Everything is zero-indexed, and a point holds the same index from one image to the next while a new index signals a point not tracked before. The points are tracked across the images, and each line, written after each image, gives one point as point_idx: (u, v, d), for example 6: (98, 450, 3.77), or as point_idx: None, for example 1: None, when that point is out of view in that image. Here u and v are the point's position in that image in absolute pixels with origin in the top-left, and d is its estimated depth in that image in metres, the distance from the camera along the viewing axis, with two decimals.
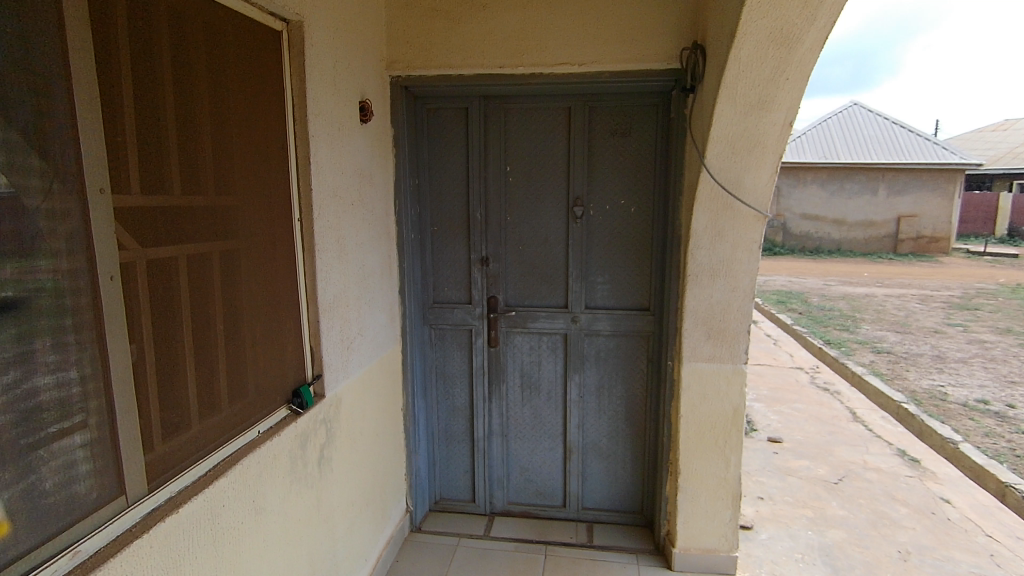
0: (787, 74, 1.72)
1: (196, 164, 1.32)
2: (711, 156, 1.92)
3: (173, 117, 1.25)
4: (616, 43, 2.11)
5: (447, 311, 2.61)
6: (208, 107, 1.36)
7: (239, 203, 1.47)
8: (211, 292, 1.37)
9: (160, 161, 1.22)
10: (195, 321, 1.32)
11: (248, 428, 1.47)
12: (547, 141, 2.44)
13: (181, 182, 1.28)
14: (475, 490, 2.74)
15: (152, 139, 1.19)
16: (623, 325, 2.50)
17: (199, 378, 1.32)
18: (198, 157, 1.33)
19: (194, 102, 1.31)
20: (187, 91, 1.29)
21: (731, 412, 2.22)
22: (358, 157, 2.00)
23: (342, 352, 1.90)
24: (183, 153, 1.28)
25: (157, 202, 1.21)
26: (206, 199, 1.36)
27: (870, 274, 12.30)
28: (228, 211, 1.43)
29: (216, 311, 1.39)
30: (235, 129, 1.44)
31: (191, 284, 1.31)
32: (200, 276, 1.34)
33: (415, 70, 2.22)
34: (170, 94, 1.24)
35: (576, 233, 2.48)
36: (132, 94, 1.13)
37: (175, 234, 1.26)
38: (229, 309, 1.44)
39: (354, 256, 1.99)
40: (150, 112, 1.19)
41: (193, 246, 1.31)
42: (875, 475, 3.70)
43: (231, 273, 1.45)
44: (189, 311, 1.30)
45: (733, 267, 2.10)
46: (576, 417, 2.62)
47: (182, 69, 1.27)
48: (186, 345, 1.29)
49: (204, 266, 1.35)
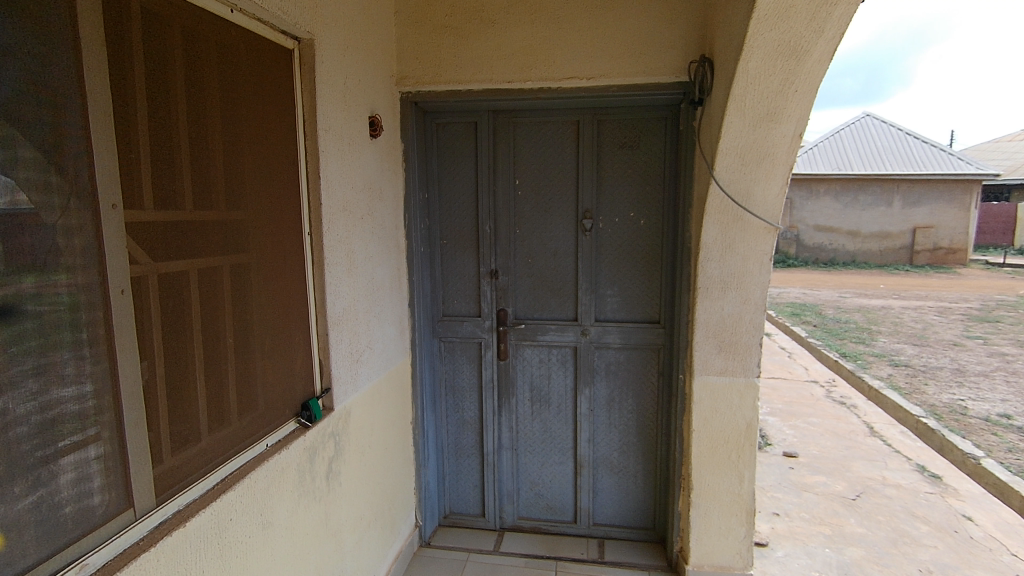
0: (796, 86, 1.72)
1: (207, 180, 1.34)
2: (719, 168, 1.92)
3: (185, 133, 1.27)
4: (623, 58, 2.12)
5: (456, 324, 2.61)
6: (220, 123, 1.38)
7: (249, 218, 1.49)
8: (221, 305, 1.39)
9: (172, 177, 1.24)
10: (205, 335, 1.33)
11: (256, 442, 1.48)
12: (556, 154, 2.45)
13: (193, 197, 1.30)
14: (484, 504, 2.71)
15: (165, 156, 1.22)
16: (633, 338, 2.48)
17: (208, 391, 1.33)
18: (209, 172, 1.35)
19: (207, 119, 1.34)
20: (199, 109, 1.31)
21: (744, 427, 2.19)
22: (369, 171, 2.02)
23: (350, 365, 1.90)
24: (194, 168, 1.30)
25: (169, 217, 1.23)
26: (217, 213, 1.38)
27: (887, 286, 12.13)
28: (238, 225, 1.45)
29: (226, 324, 1.41)
30: (247, 145, 1.47)
31: (201, 298, 1.32)
32: (210, 289, 1.35)
33: (424, 86, 2.25)
34: (183, 111, 1.26)
35: (585, 246, 2.47)
36: (146, 112, 1.16)
37: (187, 249, 1.28)
38: (239, 322, 1.45)
39: (364, 269, 2.00)
40: (163, 129, 1.21)
41: (204, 260, 1.33)
42: (894, 491, 3.61)
43: (241, 286, 1.46)
44: (199, 324, 1.31)
45: (744, 279, 2.08)
46: (586, 431, 2.59)
47: (194, 87, 1.30)
48: (196, 358, 1.30)
49: (214, 280, 1.37)
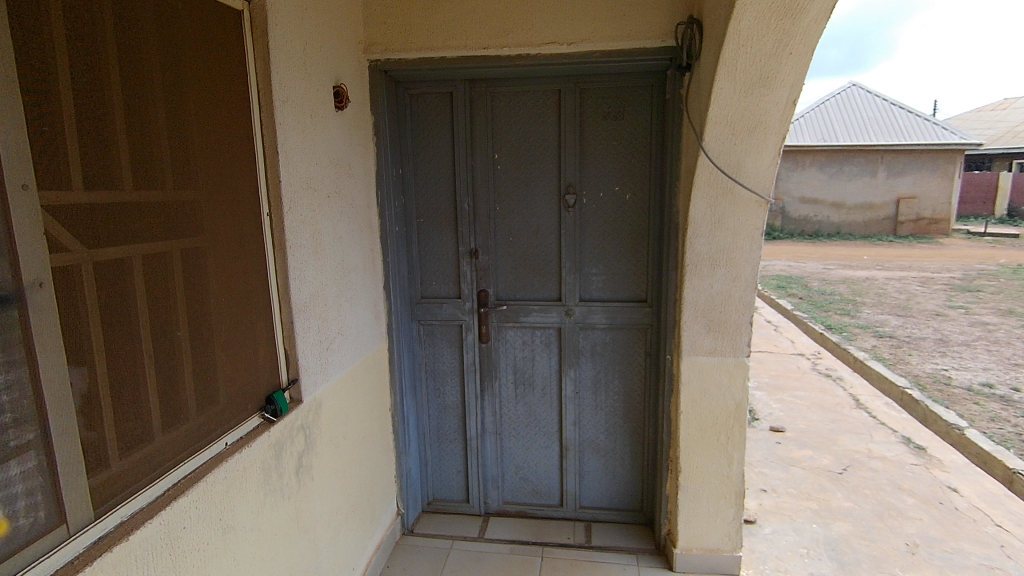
0: (790, 49, 1.60)
1: (148, 157, 1.21)
2: (709, 139, 1.81)
3: (120, 104, 1.13)
4: (606, 21, 1.98)
5: (435, 307, 2.50)
6: (162, 92, 1.24)
7: (199, 198, 1.35)
8: (169, 295, 1.26)
9: (106, 153, 1.10)
10: (153, 328, 1.21)
11: (214, 441, 1.37)
12: (537, 126, 2.32)
13: (132, 175, 1.17)
14: (468, 490, 2.65)
15: (96, 129, 1.08)
16: (619, 318, 2.39)
17: (159, 389, 1.22)
18: (151, 148, 1.21)
19: (145, 86, 1.20)
20: (135, 75, 1.17)
21: (734, 408, 2.13)
22: (335, 145, 1.88)
23: (320, 354, 1.79)
24: (133, 144, 1.16)
25: (103, 199, 1.09)
26: (162, 193, 1.24)
27: (871, 257, 12.18)
28: (187, 207, 1.32)
29: (176, 315, 1.28)
30: (194, 117, 1.33)
31: (146, 288, 1.20)
32: (157, 279, 1.23)
33: (394, 52, 2.09)
34: (116, 79, 1.12)
35: (568, 223, 2.36)
36: (68, 79, 1.02)
37: (126, 233, 1.15)
38: (192, 313, 1.33)
39: (332, 251, 1.87)
40: (92, 98, 1.07)
41: (147, 245, 1.20)
42: (880, 464, 3.62)
43: (193, 273, 1.34)
44: (147, 316, 1.19)
45: (734, 256, 1.99)
46: (572, 414, 2.52)
47: (128, 51, 1.15)
48: (142, 354, 1.18)
49: (160, 267, 1.24)
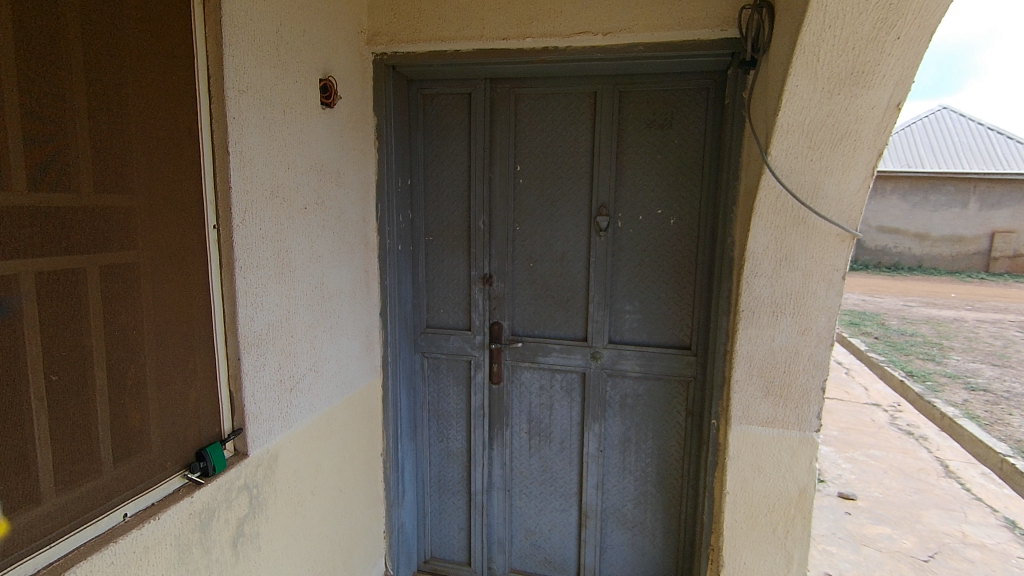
0: (898, 31, 1.14)
1: (56, 149, 0.95)
2: (775, 152, 1.39)
3: (12, 78, 0.87)
4: (653, 6, 1.62)
5: (442, 338, 2.19)
6: (80, 70, 0.98)
7: (123, 205, 1.08)
8: (67, 325, 0.99)
9: None
10: (38, 366, 0.94)
11: (107, 512, 1.08)
12: (567, 135, 1.97)
13: (28, 171, 0.90)
14: (470, 552, 2.29)
15: None
16: (655, 366, 1.99)
17: (37, 446, 0.94)
18: (58, 138, 0.95)
19: (56, 58, 0.94)
20: (37, 41, 0.91)
21: (796, 494, 1.67)
22: (318, 148, 1.60)
23: (280, 397, 1.49)
24: (31, 130, 0.91)
25: None
26: (72, 196, 0.98)
27: (959, 295, 10.97)
28: (105, 214, 1.05)
29: (76, 351, 1.01)
30: (120, 105, 1.06)
31: (36, 315, 0.93)
32: (52, 304, 0.96)
33: (402, 45, 1.81)
34: (9, 45, 0.86)
35: (597, 250, 1.99)
36: None
37: (0, 242, 0.87)
38: (102, 348, 1.05)
39: (307, 273, 1.58)
40: None
41: (43, 260, 0.94)
42: (978, 554, 2.98)
43: (109, 298, 1.06)
44: (34, 350, 0.93)
45: (804, 302, 1.56)
46: (594, 475, 2.12)
47: (29, 13, 0.89)
48: (19, 400, 0.91)
49: (58, 289, 0.97)
